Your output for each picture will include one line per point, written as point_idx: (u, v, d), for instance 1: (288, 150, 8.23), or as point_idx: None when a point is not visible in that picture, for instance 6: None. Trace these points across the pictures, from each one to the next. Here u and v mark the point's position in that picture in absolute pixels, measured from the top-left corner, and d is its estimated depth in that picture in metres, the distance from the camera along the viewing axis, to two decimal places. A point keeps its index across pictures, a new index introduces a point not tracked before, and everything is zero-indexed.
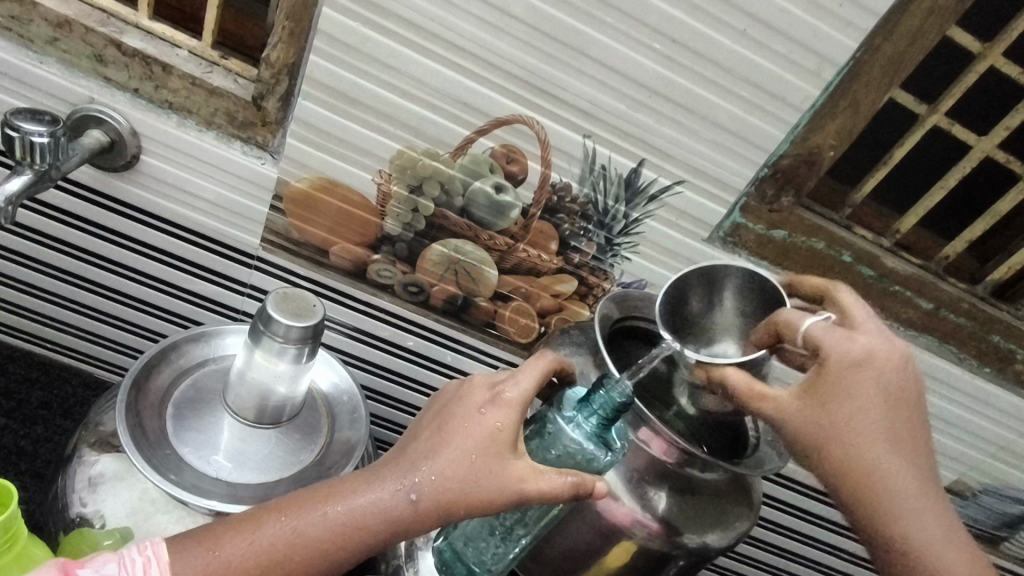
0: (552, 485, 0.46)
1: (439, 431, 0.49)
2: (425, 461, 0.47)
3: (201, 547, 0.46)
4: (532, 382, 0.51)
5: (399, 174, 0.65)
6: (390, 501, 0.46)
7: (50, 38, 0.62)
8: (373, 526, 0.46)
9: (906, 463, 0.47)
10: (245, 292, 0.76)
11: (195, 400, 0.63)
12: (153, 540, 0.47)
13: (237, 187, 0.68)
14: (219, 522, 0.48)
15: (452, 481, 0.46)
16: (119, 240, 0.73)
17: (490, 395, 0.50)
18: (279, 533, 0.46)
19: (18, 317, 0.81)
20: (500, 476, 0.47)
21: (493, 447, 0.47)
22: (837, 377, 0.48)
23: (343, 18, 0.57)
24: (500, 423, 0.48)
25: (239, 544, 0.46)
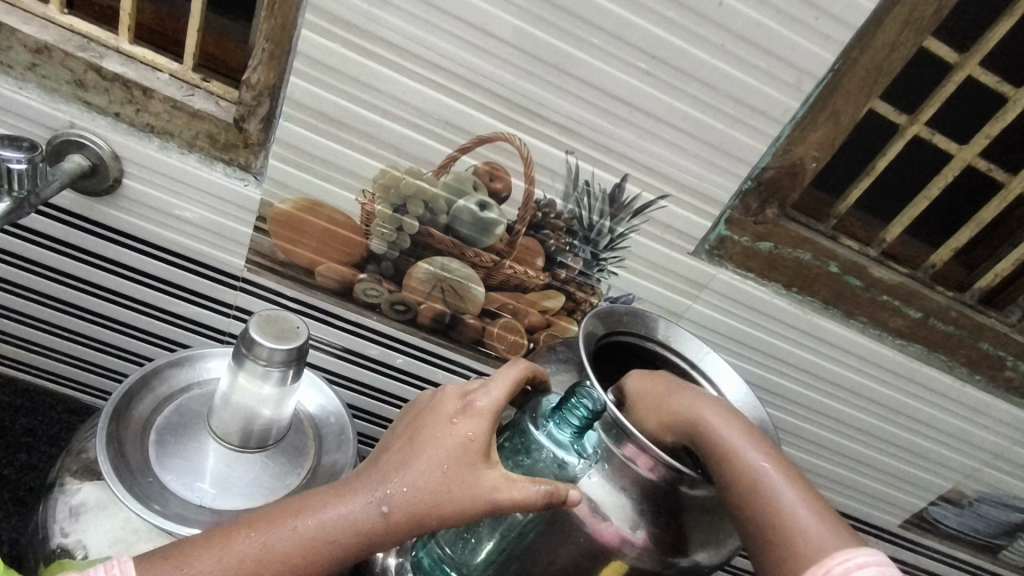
0: (524, 493, 0.46)
1: (411, 442, 0.48)
2: (397, 472, 0.47)
3: (168, 565, 0.45)
4: (505, 390, 0.50)
5: (383, 193, 0.65)
6: (361, 513, 0.45)
7: (29, 64, 0.62)
8: (343, 539, 0.45)
9: (762, 458, 0.49)
10: (230, 314, 0.75)
11: (179, 426, 0.62)
12: (119, 558, 0.46)
13: (220, 208, 0.68)
14: (187, 539, 0.47)
15: (424, 492, 0.46)
16: (102, 264, 0.72)
17: (461, 405, 0.49)
18: (248, 548, 0.45)
19: (1, 343, 0.80)
20: (473, 485, 0.46)
21: (466, 457, 0.47)
22: (685, 398, 0.53)
23: (323, 40, 0.57)
24: (471, 432, 0.48)
25: (206, 561, 0.45)
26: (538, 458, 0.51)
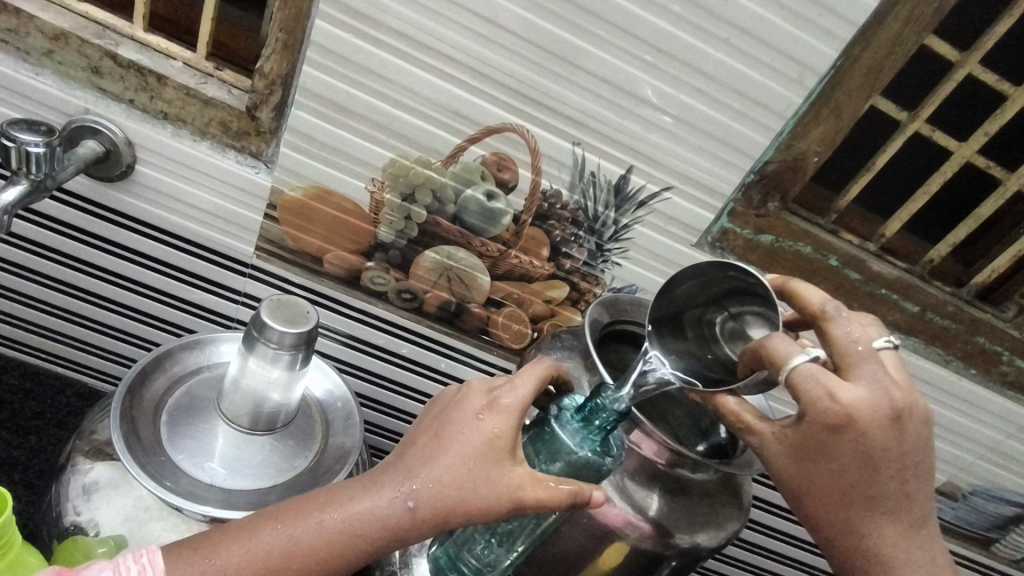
0: (550, 493, 0.47)
1: (437, 437, 0.49)
2: (423, 468, 0.48)
3: (198, 555, 0.46)
4: (530, 390, 0.51)
5: (392, 182, 0.66)
6: (387, 507, 0.47)
7: (45, 50, 0.63)
8: (369, 533, 0.46)
9: (870, 525, 0.48)
10: (239, 300, 0.76)
11: (190, 408, 0.63)
12: (147, 547, 0.47)
13: (232, 196, 0.69)
14: (215, 529, 0.48)
15: (450, 488, 0.47)
16: (114, 249, 0.73)
17: (487, 402, 0.50)
18: (276, 540, 0.46)
19: (12, 327, 0.81)
20: (497, 483, 0.47)
21: (492, 455, 0.48)
22: (799, 463, 0.48)
23: (336, 30, 0.58)
24: (497, 430, 0.48)
25: (237, 552, 0.46)
26: (559, 455, 0.51)
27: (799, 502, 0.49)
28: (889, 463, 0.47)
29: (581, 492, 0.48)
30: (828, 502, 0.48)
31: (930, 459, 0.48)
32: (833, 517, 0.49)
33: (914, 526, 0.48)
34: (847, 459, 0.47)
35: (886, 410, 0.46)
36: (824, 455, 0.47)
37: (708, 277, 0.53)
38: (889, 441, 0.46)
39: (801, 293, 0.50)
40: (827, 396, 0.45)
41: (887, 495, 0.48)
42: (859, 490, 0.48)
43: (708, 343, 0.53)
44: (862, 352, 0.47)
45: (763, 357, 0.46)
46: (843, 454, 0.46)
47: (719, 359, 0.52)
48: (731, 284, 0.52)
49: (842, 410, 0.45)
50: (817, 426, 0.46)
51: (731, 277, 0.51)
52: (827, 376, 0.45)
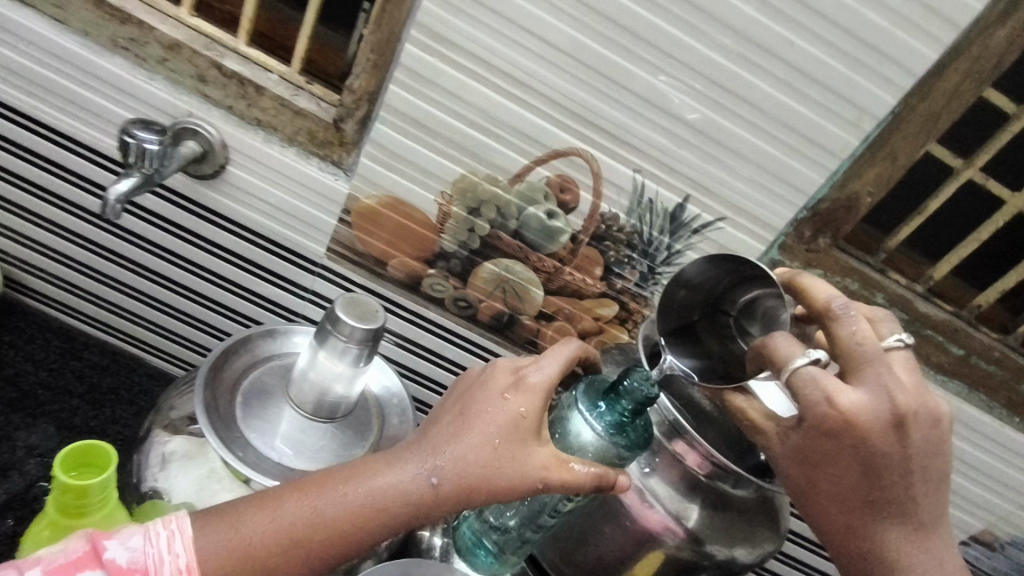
0: (574, 474, 0.51)
1: (461, 416, 0.52)
2: (448, 445, 0.50)
3: (223, 524, 0.47)
4: (556, 368, 0.54)
5: (459, 196, 0.71)
6: (411, 482, 0.49)
7: (160, 58, 0.70)
8: (394, 505, 0.49)
9: (876, 533, 0.49)
10: (307, 297, 0.82)
11: (262, 390, 0.68)
12: (177, 514, 0.48)
13: (310, 199, 0.74)
14: (240, 500, 0.50)
15: (474, 464, 0.50)
16: (198, 241, 0.79)
17: (514, 380, 0.54)
18: (299, 512, 0.48)
19: (97, 307, 0.88)
20: (522, 460, 0.50)
21: (517, 433, 0.51)
22: (802, 467, 0.50)
23: (423, 54, 0.63)
24: (522, 410, 0.52)
25: (261, 522, 0.47)
26: (584, 435, 0.55)
27: (805, 506, 0.51)
28: (891, 468, 0.48)
29: (606, 475, 0.51)
30: (831, 507, 0.50)
31: (940, 465, 0.49)
32: (838, 524, 0.50)
33: (926, 535, 0.49)
34: (849, 463, 0.48)
35: (887, 415, 0.47)
36: (826, 460, 0.49)
37: (713, 273, 0.56)
38: (889, 446, 0.48)
39: (806, 289, 0.51)
40: (826, 400, 0.47)
41: (891, 502, 0.49)
42: (861, 496, 0.49)
43: (725, 341, 0.56)
44: (867, 354, 0.48)
45: (766, 355, 0.49)
46: (844, 459, 0.48)
47: (735, 354, 0.55)
48: (736, 278, 0.55)
49: (841, 415, 0.46)
50: (815, 431, 0.48)
51: (733, 269, 0.55)
52: (825, 377, 0.47)
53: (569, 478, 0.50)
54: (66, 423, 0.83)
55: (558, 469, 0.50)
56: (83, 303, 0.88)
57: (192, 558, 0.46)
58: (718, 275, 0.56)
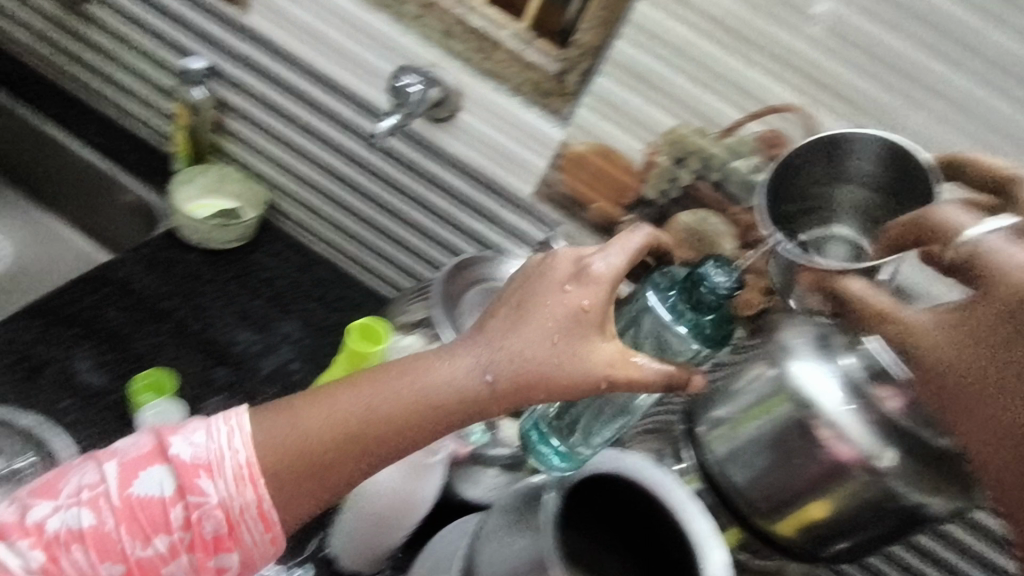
0: (640, 372, 0.52)
1: (518, 312, 0.54)
2: (503, 344, 0.53)
3: (280, 417, 0.54)
4: (622, 260, 0.54)
5: (667, 147, 0.75)
6: (468, 380, 0.53)
7: (415, 15, 0.82)
8: (445, 403, 0.52)
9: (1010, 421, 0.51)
10: (507, 233, 0.89)
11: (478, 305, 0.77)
12: (237, 411, 0.55)
13: (527, 143, 0.82)
14: (294, 395, 0.56)
15: (531, 361, 0.52)
16: (422, 178, 0.91)
17: (575, 271, 0.54)
18: (356, 406, 0.53)
19: (328, 229, 1.02)
20: (584, 356, 0.52)
21: (578, 328, 0.53)
22: (946, 344, 0.53)
23: (658, 13, 0.70)
24: (583, 304, 0.53)
25: (317, 418, 0.53)
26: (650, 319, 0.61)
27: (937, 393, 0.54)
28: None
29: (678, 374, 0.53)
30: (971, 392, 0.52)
31: None
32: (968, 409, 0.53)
33: None
34: (995, 339, 0.51)
35: None
36: (971, 332, 0.52)
37: (888, 159, 0.59)
38: None
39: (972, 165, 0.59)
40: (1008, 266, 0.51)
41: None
42: (1001, 378, 0.51)
43: None
44: None
45: (931, 220, 0.54)
46: (994, 331, 0.51)
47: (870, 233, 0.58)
48: (884, 162, 0.59)
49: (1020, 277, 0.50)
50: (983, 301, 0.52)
51: (886, 155, 0.59)
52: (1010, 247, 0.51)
53: (634, 374, 0.52)
54: (310, 319, 0.98)
55: (622, 366, 0.52)
56: (319, 225, 1.03)
57: (252, 454, 0.52)
58: (855, 146, 0.59)
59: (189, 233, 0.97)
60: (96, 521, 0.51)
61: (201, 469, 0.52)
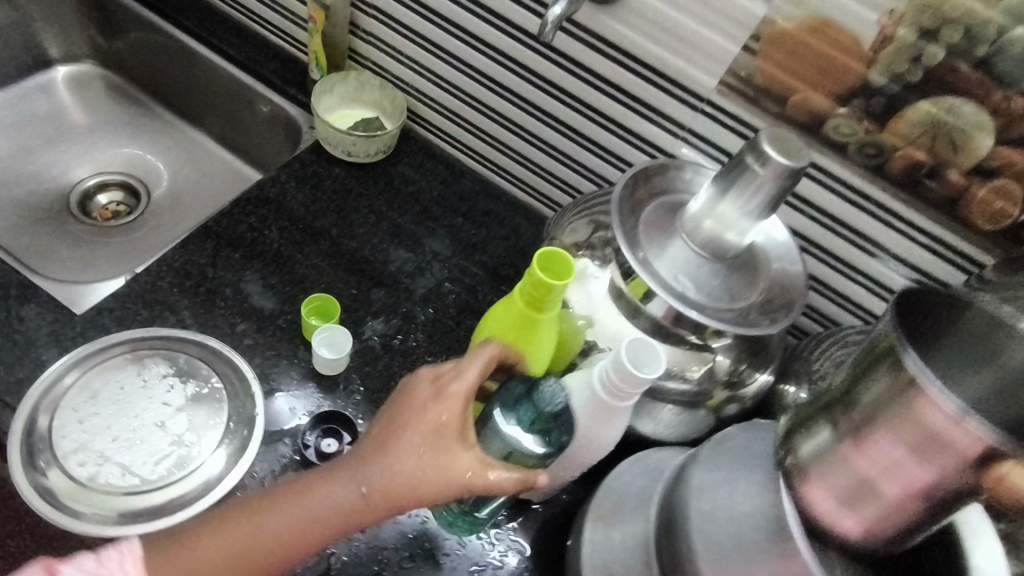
0: (496, 479, 0.55)
1: (387, 433, 0.59)
2: (364, 470, 0.57)
3: (179, 551, 0.57)
4: (474, 377, 0.59)
5: (914, 15, 0.60)
6: (347, 497, 0.57)
7: None
8: (412, 480, 0.56)
9: None
10: (680, 136, 0.78)
11: (658, 221, 0.68)
12: (127, 540, 0.59)
13: (716, 23, 0.69)
14: (190, 522, 0.60)
15: (399, 475, 0.56)
16: (581, 74, 0.80)
17: (435, 390, 0.59)
18: (230, 543, 0.57)
19: (473, 137, 0.95)
20: (448, 465, 0.56)
21: (441, 439, 0.57)
22: None
23: None
24: (444, 416, 0.57)
25: (196, 548, 0.57)
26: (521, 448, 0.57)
27: None
28: None
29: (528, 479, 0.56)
30: None
31: None
32: None
33: None
34: None
35: None
36: None
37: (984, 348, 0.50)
38: None
39: None
40: None
41: None
42: None
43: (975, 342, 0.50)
44: None
45: None
46: None
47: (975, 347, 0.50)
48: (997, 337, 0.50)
49: None
50: None
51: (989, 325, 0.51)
52: None
53: (488, 483, 0.55)
54: (458, 236, 0.93)
55: (476, 473, 0.55)
56: (463, 133, 0.96)
57: None
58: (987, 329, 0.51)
59: (335, 145, 0.93)
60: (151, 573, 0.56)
61: None
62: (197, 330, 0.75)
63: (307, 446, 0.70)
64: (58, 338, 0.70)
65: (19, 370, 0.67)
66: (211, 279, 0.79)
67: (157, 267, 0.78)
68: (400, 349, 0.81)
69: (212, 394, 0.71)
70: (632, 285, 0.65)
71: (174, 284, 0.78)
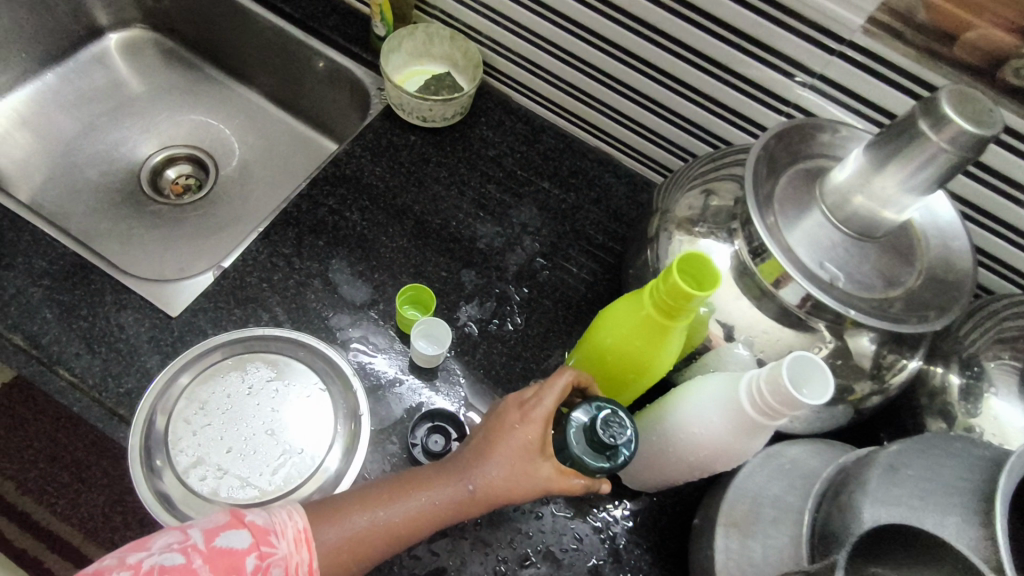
0: (574, 486, 0.57)
1: (484, 440, 0.58)
2: (468, 470, 0.57)
3: (322, 529, 0.54)
4: (554, 400, 0.58)
5: None
6: (454, 492, 0.57)
7: None
8: (509, 487, 0.57)
9: None
10: (807, 82, 0.68)
11: (793, 193, 0.59)
12: (292, 508, 0.55)
13: None
14: (316, 508, 0.56)
15: (499, 481, 0.57)
16: (689, 15, 0.69)
17: (522, 411, 0.58)
18: (362, 522, 0.55)
19: (557, 90, 0.86)
20: (533, 474, 0.57)
21: (529, 452, 0.57)
22: None
23: None
24: (532, 435, 0.57)
25: (331, 533, 0.54)
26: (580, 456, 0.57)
27: None
28: None
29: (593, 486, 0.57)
30: None
31: None
32: None
33: None
34: None
35: None
36: None
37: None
38: None
39: None
40: None
41: None
42: None
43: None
44: None
45: None
46: None
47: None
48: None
49: None
50: None
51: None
52: None
53: (572, 488, 0.57)
54: (545, 203, 0.86)
55: (564, 481, 0.57)
56: (545, 87, 0.87)
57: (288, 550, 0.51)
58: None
59: (409, 111, 0.86)
60: (306, 542, 0.53)
61: (269, 535, 0.51)
62: (291, 327, 0.72)
63: (415, 445, 0.67)
64: (160, 344, 0.69)
65: (128, 382, 0.66)
66: (299, 272, 0.76)
67: (245, 261, 0.75)
68: (498, 335, 0.76)
69: (314, 397, 0.69)
70: (763, 266, 0.57)
71: (263, 279, 0.75)
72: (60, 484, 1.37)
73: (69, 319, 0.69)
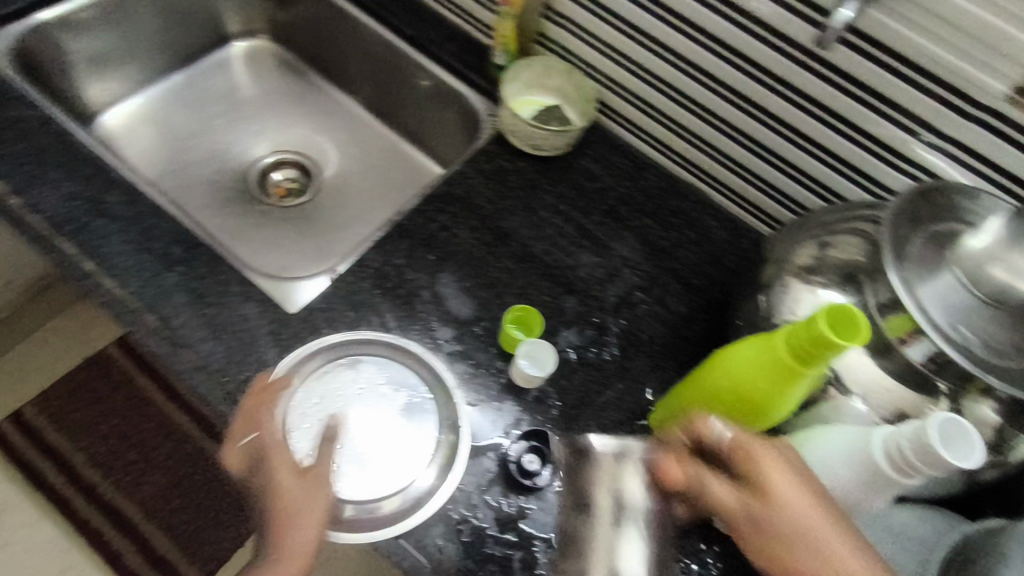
0: (312, 524, 0.60)
1: (267, 489, 0.61)
2: (263, 506, 0.61)
3: None
4: (326, 458, 0.63)
5: None
6: (270, 561, 0.59)
7: None
8: (303, 532, 0.59)
9: None
10: (935, 144, 0.68)
11: (927, 252, 0.59)
12: None
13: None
14: None
15: (295, 518, 0.60)
16: (820, 70, 0.70)
17: (254, 454, 0.63)
18: None
19: (667, 130, 0.88)
20: (305, 513, 0.60)
21: (286, 486, 0.61)
22: None
23: None
24: (294, 490, 0.60)
25: None
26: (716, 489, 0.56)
27: None
28: None
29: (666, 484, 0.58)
30: None
31: None
32: None
33: None
34: None
35: None
36: None
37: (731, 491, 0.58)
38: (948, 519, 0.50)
39: None
40: None
41: None
42: None
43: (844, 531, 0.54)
44: None
45: None
46: None
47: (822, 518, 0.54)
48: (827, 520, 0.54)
49: None
50: None
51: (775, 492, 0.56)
52: None
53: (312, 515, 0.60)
54: (647, 240, 0.87)
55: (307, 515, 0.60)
56: (656, 126, 0.89)
57: None
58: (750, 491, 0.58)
59: (522, 138, 0.89)
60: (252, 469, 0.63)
61: None
62: (399, 334, 0.75)
63: (511, 460, 0.69)
64: (278, 337, 0.72)
65: (248, 369, 0.70)
66: (408, 282, 0.79)
67: (359, 267, 0.79)
68: (595, 363, 0.78)
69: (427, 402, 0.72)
70: (889, 322, 0.58)
71: (375, 286, 0.78)
72: (125, 462, 1.42)
73: (199, 305, 0.72)
